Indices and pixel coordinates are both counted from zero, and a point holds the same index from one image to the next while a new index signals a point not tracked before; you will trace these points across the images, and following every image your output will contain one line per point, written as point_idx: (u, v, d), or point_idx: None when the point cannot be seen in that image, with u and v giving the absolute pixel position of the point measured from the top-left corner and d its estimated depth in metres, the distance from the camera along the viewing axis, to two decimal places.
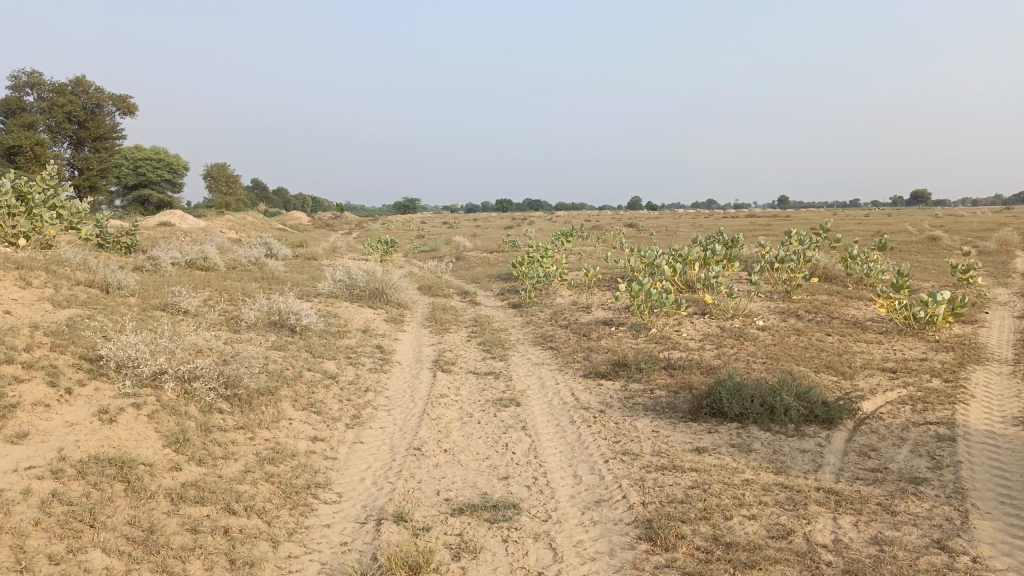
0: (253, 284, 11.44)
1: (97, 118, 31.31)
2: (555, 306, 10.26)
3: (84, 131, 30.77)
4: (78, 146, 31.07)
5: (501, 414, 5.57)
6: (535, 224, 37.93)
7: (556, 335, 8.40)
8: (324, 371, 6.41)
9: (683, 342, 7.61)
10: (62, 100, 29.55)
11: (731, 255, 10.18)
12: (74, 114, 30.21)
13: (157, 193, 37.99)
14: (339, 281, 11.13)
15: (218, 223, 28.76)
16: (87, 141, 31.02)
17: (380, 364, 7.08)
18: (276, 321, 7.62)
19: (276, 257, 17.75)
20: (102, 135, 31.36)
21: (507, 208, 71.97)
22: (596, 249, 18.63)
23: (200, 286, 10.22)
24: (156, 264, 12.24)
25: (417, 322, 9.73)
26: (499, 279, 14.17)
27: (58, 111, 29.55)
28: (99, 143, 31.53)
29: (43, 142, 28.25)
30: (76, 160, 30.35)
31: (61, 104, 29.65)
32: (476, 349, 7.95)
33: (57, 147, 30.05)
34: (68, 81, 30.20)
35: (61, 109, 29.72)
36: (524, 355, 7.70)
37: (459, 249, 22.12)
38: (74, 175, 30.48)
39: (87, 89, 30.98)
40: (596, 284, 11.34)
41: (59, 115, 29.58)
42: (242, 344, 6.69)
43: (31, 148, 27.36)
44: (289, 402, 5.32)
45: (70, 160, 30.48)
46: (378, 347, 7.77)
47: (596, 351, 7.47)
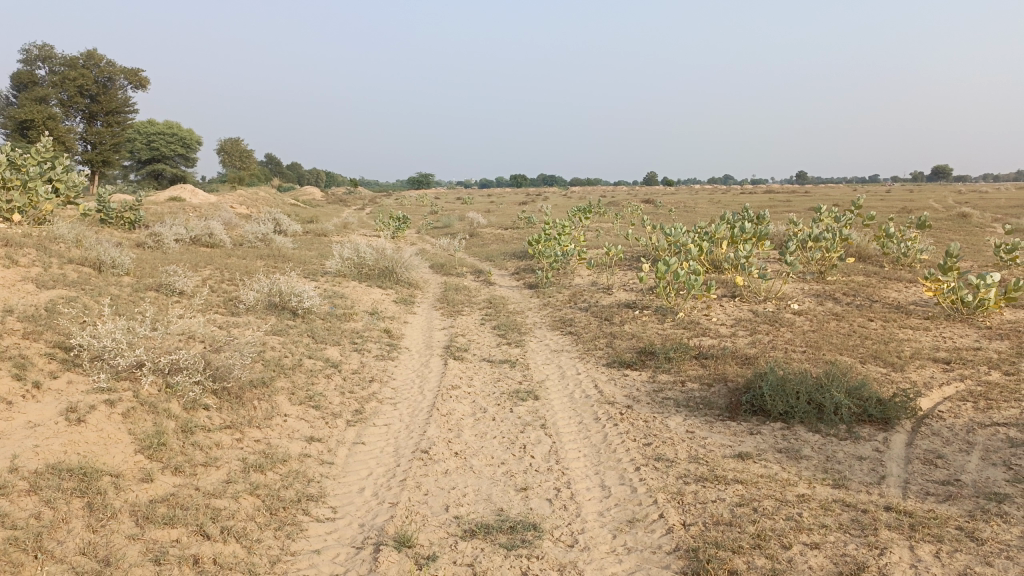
0: (258, 262, 10.98)
1: (110, 91, 30.85)
2: (573, 287, 9.72)
3: (97, 105, 30.35)
4: (91, 120, 30.67)
5: (518, 408, 5.06)
6: (550, 200, 37.29)
7: (576, 319, 7.87)
8: (326, 359, 5.92)
9: (713, 327, 7.06)
10: (73, 73, 29.11)
11: (761, 234, 9.58)
12: (86, 87, 29.76)
13: (170, 168, 37.62)
14: (347, 260, 10.63)
15: (230, 198, 28.32)
16: (100, 115, 30.61)
17: (387, 350, 6.59)
18: (276, 304, 7.13)
19: (286, 234, 17.28)
20: (115, 109, 30.93)
21: (522, 183, 71.22)
22: (615, 227, 18.04)
23: (202, 265, 9.75)
24: (160, 241, 11.79)
25: (428, 303, 9.22)
26: (514, 258, 13.62)
27: (70, 84, 29.14)
28: (111, 117, 31.11)
29: (56, 116, 27.86)
30: (89, 135, 30.01)
31: (72, 78, 29.21)
32: (490, 334, 7.43)
33: (69, 121, 29.67)
34: (80, 54, 29.73)
35: (73, 83, 29.28)
36: (542, 340, 7.18)
37: (473, 225, 21.57)
38: (87, 149, 30.13)
39: (99, 62, 30.51)
40: (617, 263, 10.77)
41: (71, 89, 29.16)
42: (238, 329, 6.21)
43: (44, 122, 26.99)
44: (284, 396, 4.83)
45: (83, 134, 30.12)
46: (385, 331, 7.27)
47: (620, 337, 6.95)
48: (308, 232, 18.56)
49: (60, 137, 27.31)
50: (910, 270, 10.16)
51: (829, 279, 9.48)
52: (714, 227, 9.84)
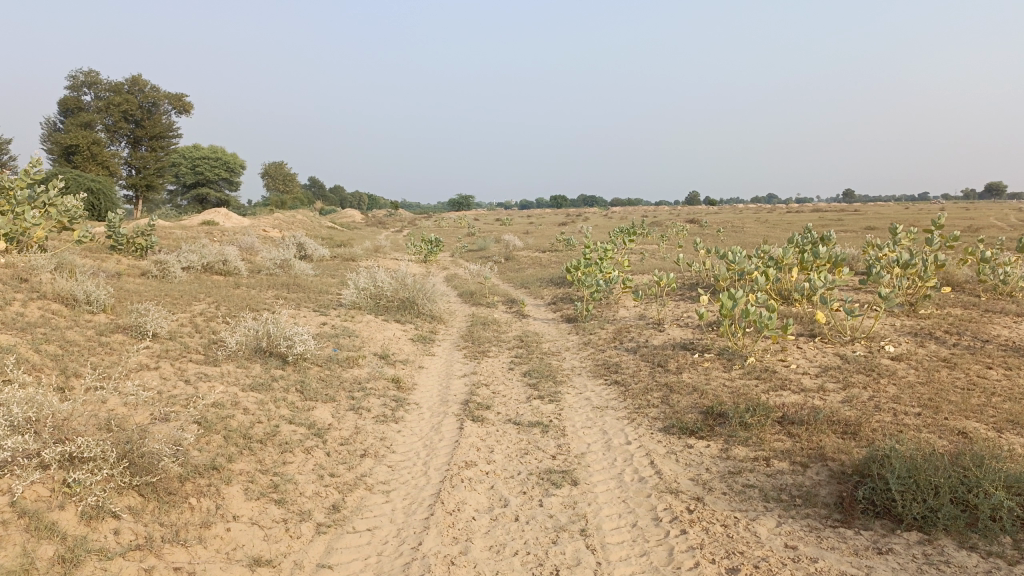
0: (268, 294, 9.90)
1: (154, 117, 30.44)
2: (619, 322, 8.41)
3: (140, 130, 30.01)
4: (134, 146, 30.36)
5: (548, 501, 3.79)
6: (590, 221, 36.12)
7: (623, 364, 6.57)
8: (310, 423, 4.73)
9: (794, 378, 5.71)
10: (118, 99, 28.76)
11: (839, 259, 8.20)
12: (130, 113, 29.39)
13: (213, 192, 37.29)
14: (363, 290, 9.48)
15: (266, 222, 27.62)
16: (143, 140, 30.25)
17: (392, 408, 5.36)
18: (262, 350, 5.98)
19: (311, 259, 16.27)
20: (158, 134, 30.51)
21: (563, 203, 70.15)
22: (660, 251, 16.68)
23: (200, 298, 8.69)
24: (165, 270, 10.81)
25: (450, 342, 8.00)
26: (552, 285, 12.34)
27: (115, 110, 28.79)
28: (154, 142, 30.75)
29: (101, 142, 27.46)
30: (133, 160, 29.71)
31: (117, 104, 28.77)
32: (519, 384, 6.17)
33: (114, 146, 29.35)
34: (124, 80, 29.44)
35: (118, 108, 28.92)
36: (582, 393, 5.90)
37: (509, 248, 20.33)
38: (130, 175, 29.81)
39: (143, 88, 30.12)
40: (667, 293, 9.45)
41: (116, 115, 28.82)
42: (207, 385, 5.05)
43: (88, 148, 26.57)
44: (238, 487, 3.64)
45: (126, 160, 29.81)
46: (393, 380, 6.05)
47: (678, 391, 5.63)
48: (335, 256, 17.54)
49: (103, 163, 26.85)
50: (1014, 300, 8.66)
51: (920, 312, 8.05)
52: (782, 251, 8.49)
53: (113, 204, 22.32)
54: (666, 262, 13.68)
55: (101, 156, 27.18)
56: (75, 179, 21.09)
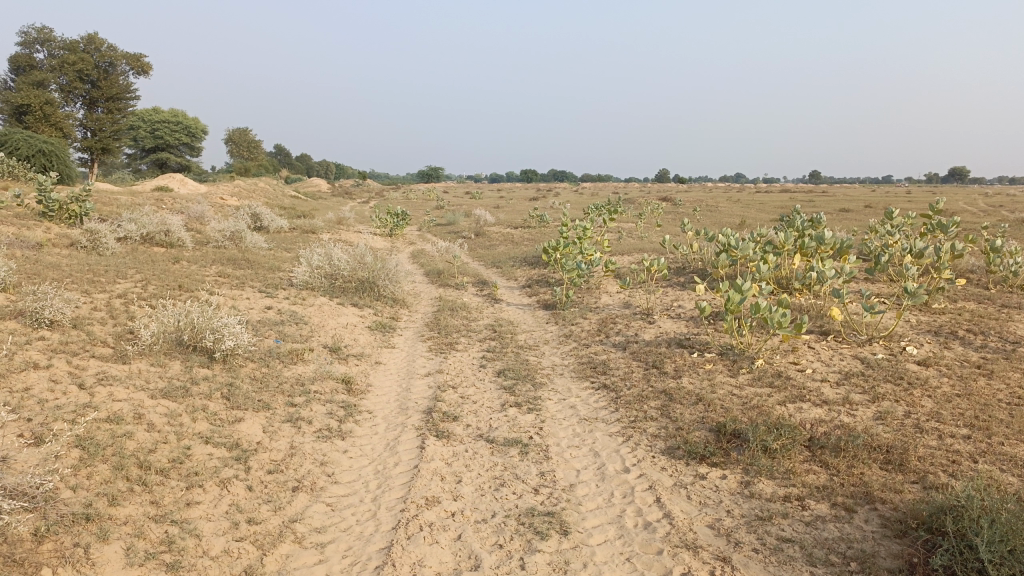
0: (211, 271, 8.86)
1: (111, 76, 28.70)
2: (602, 311, 7.54)
3: (97, 90, 28.26)
4: (90, 107, 28.67)
5: (533, 560, 2.93)
6: (562, 197, 35.17)
7: (611, 363, 5.69)
8: (233, 443, 3.79)
9: (813, 389, 4.89)
10: (72, 57, 27.00)
11: (845, 246, 7.41)
12: (86, 72, 27.66)
13: (173, 157, 35.63)
14: (317, 268, 8.48)
15: (226, 190, 26.23)
16: (99, 101, 28.50)
17: (339, 419, 4.44)
18: (184, 343, 4.99)
19: (267, 231, 15.14)
20: (116, 95, 28.75)
21: (533, 178, 69.14)
22: (639, 230, 15.86)
23: (131, 275, 7.64)
24: (97, 240, 9.69)
25: (413, 331, 7.06)
26: (525, 265, 11.43)
27: (68, 69, 27.03)
28: (111, 104, 28.95)
29: (53, 102, 25.73)
30: (87, 121, 28.00)
31: (71, 63, 27.07)
32: (492, 386, 5.27)
33: (68, 107, 27.61)
34: (80, 38, 27.67)
35: (73, 67, 27.17)
36: (566, 400, 5.01)
37: (479, 223, 19.32)
38: (85, 137, 28.06)
39: (101, 47, 28.33)
40: (654, 279, 8.59)
41: (70, 74, 27.08)
42: (107, 392, 4.09)
43: (41, 108, 24.86)
44: (116, 547, 2.72)
45: (80, 121, 28.11)
46: (343, 381, 5.11)
47: (679, 399, 4.77)
48: (294, 228, 16.40)
49: (56, 125, 25.14)
50: None
51: (934, 306, 7.29)
52: (785, 236, 7.66)
53: (64, 167, 20.83)
54: (645, 243, 12.83)
55: (55, 117, 25.45)
56: (23, 140, 19.59)
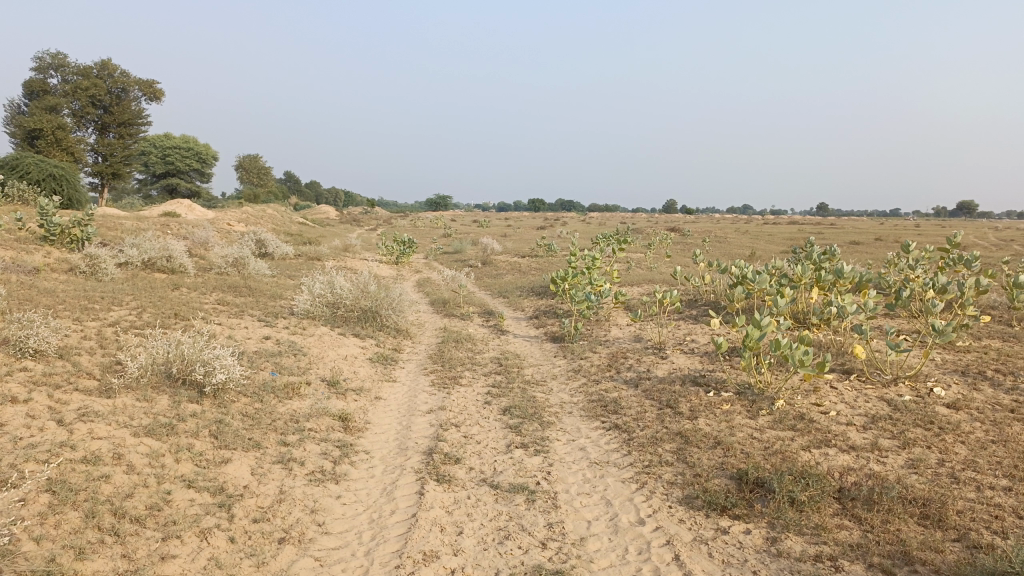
0: (211, 298, 8.63)
1: (123, 102, 28.81)
2: (613, 345, 7.27)
3: (109, 116, 28.35)
4: (102, 132, 28.76)
5: None
6: (569, 226, 35.04)
7: (622, 401, 5.41)
8: (218, 487, 3.53)
9: (838, 433, 4.60)
10: (86, 82, 27.12)
11: (865, 280, 7.15)
12: (99, 98, 27.77)
13: (182, 182, 35.69)
14: (319, 297, 8.25)
15: (233, 215, 26.16)
16: (110, 127, 28.57)
17: (334, 460, 4.17)
18: (174, 376, 4.74)
19: (272, 257, 14.94)
20: (128, 121, 28.84)
21: (541, 207, 69.17)
22: (648, 260, 15.62)
23: (128, 302, 7.43)
24: (96, 265, 9.49)
25: (416, 364, 6.80)
26: (533, 295, 11.17)
27: (81, 94, 27.14)
28: (123, 129, 29.01)
29: (65, 126, 25.79)
30: (98, 146, 28.06)
31: (85, 88, 27.20)
32: (497, 425, 4.99)
33: (79, 132, 27.69)
34: (93, 64, 27.83)
35: (86, 93, 27.29)
36: (575, 441, 4.73)
37: (486, 251, 19.10)
38: (96, 162, 28.09)
39: (113, 73, 28.49)
40: (666, 312, 8.32)
41: (83, 99, 27.19)
42: (87, 429, 3.84)
43: (52, 132, 24.89)
44: None
45: (91, 146, 28.18)
46: (340, 418, 4.85)
47: (696, 443, 4.49)
48: (299, 255, 16.21)
49: (67, 149, 25.14)
50: None
51: (958, 343, 7.00)
52: (802, 269, 7.40)
53: (74, 192, 20.78)
54: (655, 274, 12.56)
55: (66, 142, 25.47)
56: (33, 164, 19.55)
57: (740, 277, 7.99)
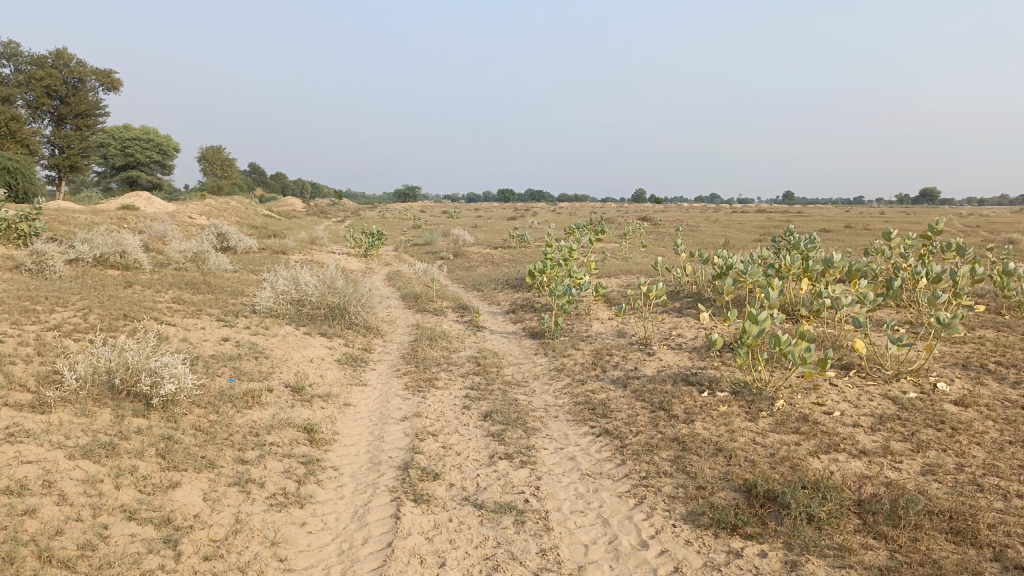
0: (168, 297, 8.10)
1: (81, 93, 27.76)
2: (596, 341, 6.90)
3: (65, 107, 27.30)
4: (59, 124, 27.72)
5: None
6: (539, 217, 34.72)
7: (611, 404, 5.04)
8: (164, 519, 3.09)
9: (846, 437, 4.26)
10: (41, 72, 26.05)
11: (856, 270, 6.85)
12: (55, 88, 26.71)
13: (144, 175, 34.65)
14: (283, 294, 7.76)
15: (197, 209, 25.36)
16: (68, 118, 27.54)
17: (298, 478, 3.74)
18: (118, 388, 4.27)
19: (235, 252, 14.34)
20: (85, 112, 27.80)
21: (510, 197, 68.69)
22: (623, 250, 15.31)
23: (75, 303, 6.88)
24: (44, 263, 8.88)
25: (387, 365, 6.37)
26: (508, 288, 10.77)
27: (37, 85, 26.08)
28: (81, 121, 27.97)
29: (20, 118, 24.74)
30: (56, 138, 27.02)
31: (40, 78, 26.14)
32: (477, 433, 4.58)
33: (35, 123, 26.64)
34: (48, 53, 26.76)
35: (41, 83, 26.24)
36: (563, 449, 4.35)
37: (457, 243, 18.63)
38: (53, 154, 27.03)
39: (70, 63, 27.44)
40: (648, 305, 7.97)
41: (38, 90, 26.13)
42: (14, 452, 3.36)
43: (7, 124, 23.83)
44: None
45: (48, 138, 27.14)
46: (306, 429, 4.41)
47: (696, 450, 4.13)
48: (263, 249, 15.61)
49: (22, 141, 24.11)
50: None
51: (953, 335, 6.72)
52: (790, 259, 7.08)
53: (29, 186, 19.90)
54: (632, 265, 12.21)
55: (22, 133, 24.43)
56: None
57: (725, 268, 7.65)
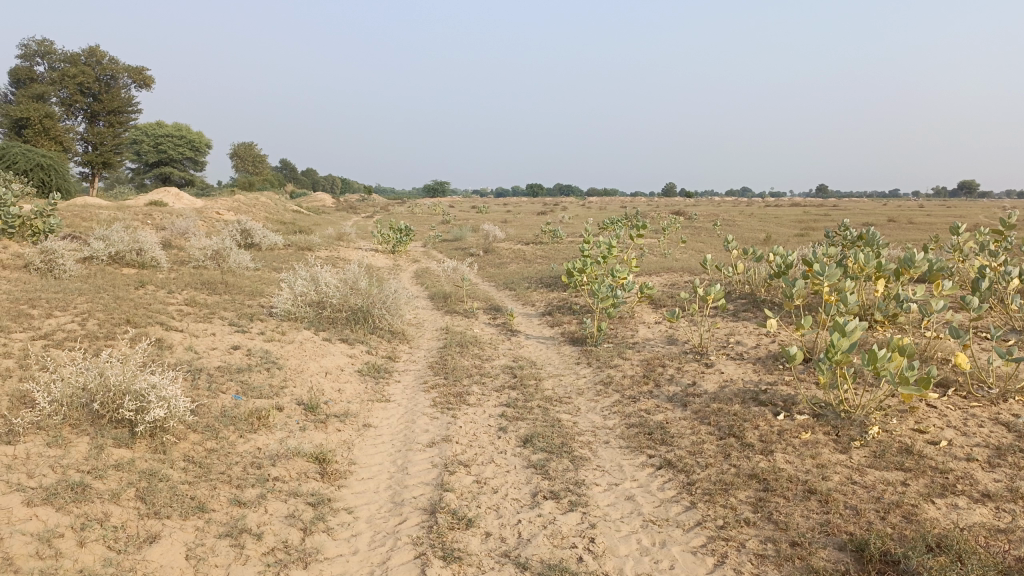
0: (182, 298, 7.54)
1: (113, 90, 27.55)
2: (645, 349, 6.20)
3: (98, 103, 27.10)
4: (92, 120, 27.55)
5: None
6: (570, 211, 34.02)
7: (671, 428, 4.34)
8: None
9: (961, 477, 3.52)
10: (74, 70, 25.83)
11: (939, 269, 6.05)
12: (88, 85, 26.53)
13: (176, 171, 34.50)
14: (301, 296, 7.16)
15: (225, 205, 25.02)
16: (100, 115, 27.34)
17: (303, 526, 3.11)
18: (100, 413, 3.67)
19: (259, 249, 13.83)
20: (118, 109, 27.59)
21: (539, 192, 67.92)
22: (662, 247, 14.57)
23: (77, 306, 6.33)
24: (55, 262, 8.38)
25: (413, 376, 5.74)
26: (542, 287, 10.10)
27: (70, 81, 25.89)
28: (113, 117, 27.77)
29: (53, 115, 24.56)
30: (89, 135, 26.82)
31: (73, 75, 25.96)
32: (516, 464, 3.92)
33: (69, 120, 26.46)
34: (81, 50, 26.56)
35: (74, 80, 26.04)
36: (618, 487, 3.67)
37: (488, 238, 17.98)
38: (86, 151, 26.83)
39: (102, 60, 27.25)
40: (700, 307, 7.25)
41: (72, 87, 25.95)
42: None
43: (40, 121, 23.62)
44: None
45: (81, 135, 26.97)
46: (318, 459, 3.78)
47: (781, 491, 3.42)
48: (289, 245, 15.10)
49: (56, 139, 23.89)
50: None
51: None
52: (862, 257, 6.30)
53: (62, 183, 19.63)
54: (674, 262, 11.47)
55: (55, 130, 24.23)
56: (18, 153, 18.37)
57: (784, 267, 6.85)
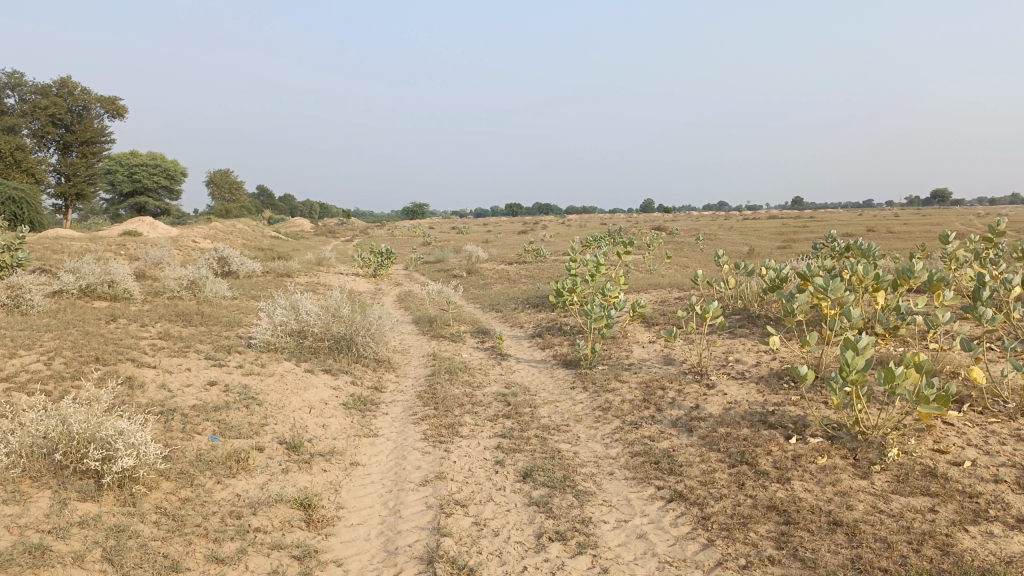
0: (156, 332, 7.21)
1: (86, 120, 27.12)
2: (641, 370, 5.97)
3: (71, 134, 26.64)
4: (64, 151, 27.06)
5: None
6: (550, 230, 33.91)
7: (678, 456, 4.10)
8: None
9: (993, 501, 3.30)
10: (45, 100, 25.38)
11: (940, 279, 5.87)
12: (60, 116, 26.09)
13: (151, 200, 34.02)
14: (281, 326, 6.86)
15: (202, 233, 24.60)
16: (73, 146, 26.88)
17: None
18: (62, 464, 3.37)
19: (237, 277, 13.49)
20: (91, 139, 27.14)
21: (518, 212, 67.89)
22: (647, 262, 14.41)
23: (43, 344, 6.00)
24: (22, 298, 8.02)
25: (401, 407, 5.46)
26: (529, 308, 9.86)
27: (41, 112, 25.42)
28: (86, 147, 27.31)
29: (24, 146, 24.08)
30: (62, 166, 26.33)
31: (44, 106, 25.51)
32: (517, 502, 3.65)
33: (41, 152, 25.97)
34: (52, 81, 26.13)
35: (45, 111, 25.59)
36: (628, 524, 3.41)
37: (471, 259, 17.75)
38: (59, 182, 26.33)
39: (74, 90, 26.82)
40: (695, 325, 7.04)
41: (43, 118, 25.49)
42: None
43: (11, 154, 23.13)
44: None
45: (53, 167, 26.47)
46: (303, 505, 3.49)
47: (805, 524, 3.18)
48: (268, 272, 14.77)
49: (28, 171, 23.39)
50: None
51: None
52: (860, 268, 6.11)
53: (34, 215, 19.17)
54: (661, 278, 11.28)
55: (27, 162, 23.75)
56: None
57: (779, 281, 6.65)
